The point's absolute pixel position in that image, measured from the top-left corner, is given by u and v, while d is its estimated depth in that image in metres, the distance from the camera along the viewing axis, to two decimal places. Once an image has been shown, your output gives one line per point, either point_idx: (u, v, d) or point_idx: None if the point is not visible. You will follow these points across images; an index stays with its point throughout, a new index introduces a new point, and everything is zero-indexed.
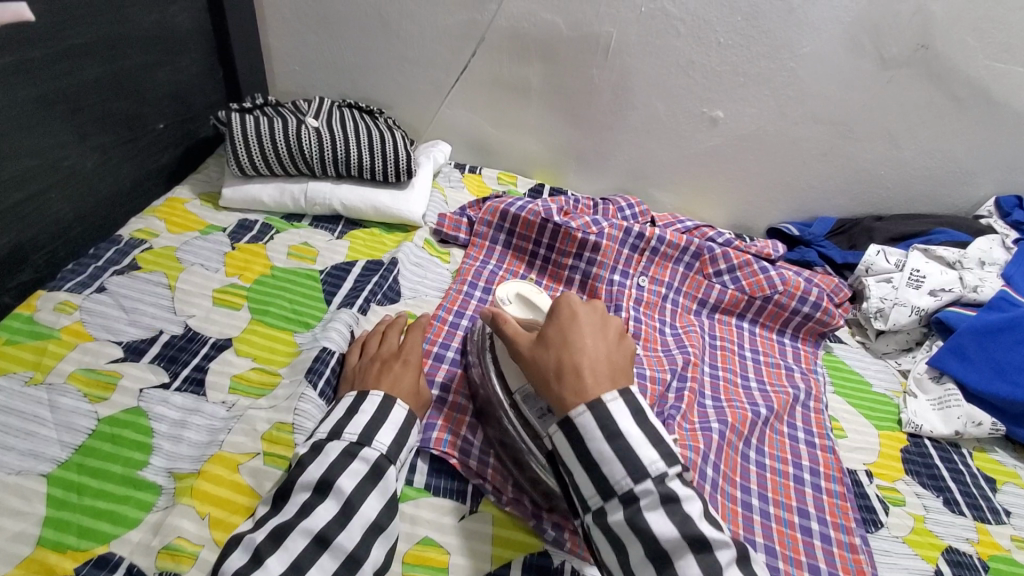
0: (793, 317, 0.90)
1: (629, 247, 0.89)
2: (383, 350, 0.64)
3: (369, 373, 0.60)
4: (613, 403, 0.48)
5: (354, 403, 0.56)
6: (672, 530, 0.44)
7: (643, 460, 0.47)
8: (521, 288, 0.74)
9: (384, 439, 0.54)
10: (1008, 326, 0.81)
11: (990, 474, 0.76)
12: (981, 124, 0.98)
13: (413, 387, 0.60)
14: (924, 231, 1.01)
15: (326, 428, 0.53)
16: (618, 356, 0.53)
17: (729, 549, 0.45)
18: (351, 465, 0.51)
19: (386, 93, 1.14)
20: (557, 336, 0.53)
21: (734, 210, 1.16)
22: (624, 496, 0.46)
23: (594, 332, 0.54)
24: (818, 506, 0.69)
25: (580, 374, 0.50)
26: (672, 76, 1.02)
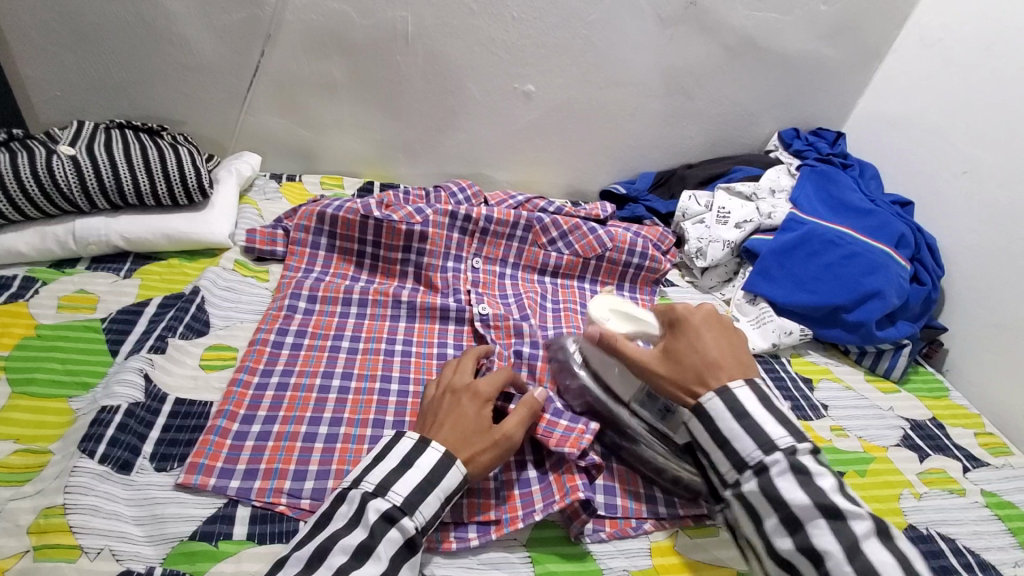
0: (627, 270, 0.94)
1: (458, 232, 0.88)
2: (455, 383, 0.61)
3: (437, 408, 0.59)
4: (740, 391, 0.54)
5: (410, 454, 0.53)
6: (803, 496, 0.50)
7: (771, 436, 0.52)
8: (611, 303, 0.73)
9: (428, 508, 0.51)
10: (799, 243, 0.91)
11: (807, 375, 0.86)
12: (754, 68, 1.09)
13: (477, 424, 0.56)
14: (727, 171, 1.11)
15: (374, 480, 0.51)
16: (738, 346, 0.59)
17: (865, 521, 0.49)
18: (388, 533, 0.49)
19: (174, 108, 1.01)
20: (686, 345, 0.58)
21: (566, 179, 1.20)
22: (756, 467, 0.52)
23: (716, 335, 0.59)
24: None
25: (714, 372, 0.56)
26: (477, 55, 1.01)
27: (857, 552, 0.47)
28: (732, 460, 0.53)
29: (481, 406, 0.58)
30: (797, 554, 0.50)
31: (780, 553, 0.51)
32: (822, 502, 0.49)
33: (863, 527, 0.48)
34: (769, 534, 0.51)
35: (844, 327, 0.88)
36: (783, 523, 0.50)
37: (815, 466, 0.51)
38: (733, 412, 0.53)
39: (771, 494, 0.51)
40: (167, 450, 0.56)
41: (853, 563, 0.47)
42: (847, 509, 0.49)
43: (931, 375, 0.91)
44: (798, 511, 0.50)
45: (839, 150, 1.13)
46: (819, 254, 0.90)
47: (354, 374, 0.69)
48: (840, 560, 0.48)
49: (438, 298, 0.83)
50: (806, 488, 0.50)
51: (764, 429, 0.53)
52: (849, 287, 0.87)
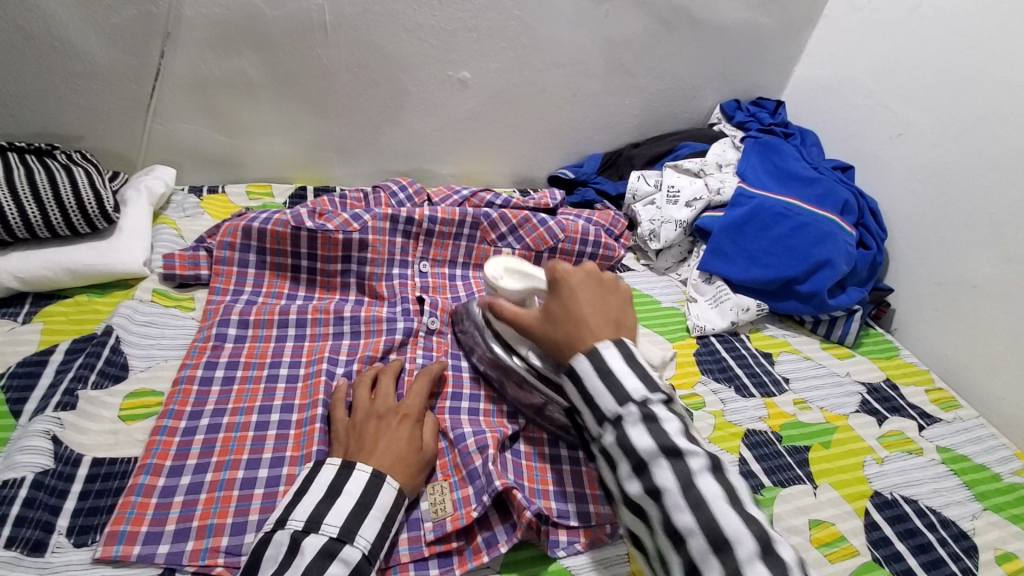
0: (581, 260, 0.91)
1: (401, 236, 0.82)
2: (377, 406, 0.59)
3: (364, 431, 0.56)
4: (607, 350, 0.50)
5: (334, 481, 0.50)
6: (652, 443, 0.45)
7: (627, 389, 0.48)
8: (508, 262, 0.70)
9: (368, 534, 0.48)
10: (749, 218, 0.91)
11: (767, 350, 0.86)
12: (691, 40, 1.07)
13: (411, 446, 0.56)
14: (674, 148, 1.10)
15: (303, 516, 0.48)
16: (611, 304, 0.56)
17: (700, 458, 0.45)
18: (329, 569, 0.45)
19: (66, 121, 0.90)
20: (560, 307, 0.55)
21: (512, 167, 1.15)
22: (614, 420, 0.47)
23: (589, 293, 0.56)
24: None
25: (583, 334, 0.53)
26: (405, 43, 0.95)
27: (692, 488, 0.44)
28: (596, 415, 0.49)
29: (416, 429, 0.58)
30: (645, 496, 0.45)
31: (631, 498, 0.46)
32: (667, 443, 0.45)
33: (699, 463, 0.44)
34: (621, 477, 0.46)
35: (797, 298, 0.89)
36: (634, 471, 0.45)
37: (662, 411, 0.47)
38: (597, 369, 0.49)
39: (624, 447, 0.46)
40: (86, 521, 0.50)
41: (689, 499, 0.43)
42: (686, 448, 0.45)
43: (882, 336, 0.93)
44: (646, 458, 0.45)
45: (779, 119, 1.13)
46: (769, 227, 0.90)
47: (296, 406, 0.63)
48: (680, 501, 0.44)
49: (385, 309, 0.78)
50: (653, 432, 0.46)
51: (625, 384, 0.48)
52: (799, 258, 0.88)
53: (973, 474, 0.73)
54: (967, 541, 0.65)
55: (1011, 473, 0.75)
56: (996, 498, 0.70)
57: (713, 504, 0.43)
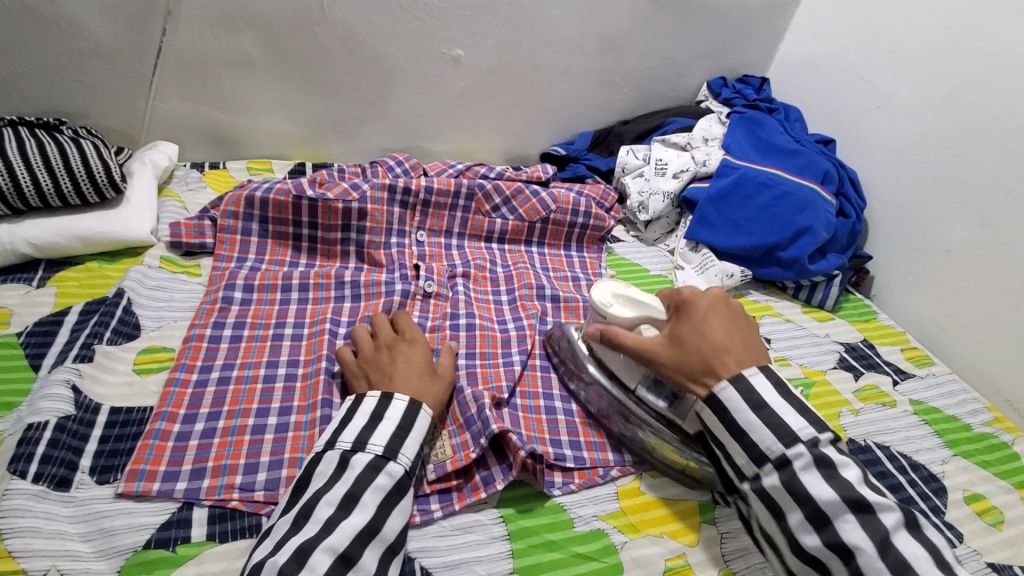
0: (572, 230, 0.95)
1: (398, 206, 0.85)
2: (381, 340, 0.63)
3: (379, 361, 0.61)
4: (754, 377, 0.55)
5: (376, 408, 0.55)
6: (832, 493, 0.50)
7: (794, 429, 0.53)
8: (615, 286, 0.68)
9: (409, 452, 0.53)
10: (733, 188, 0.94)
11: (750, 313, 0.90)
12: (678, 18, 1.10)
13: (428, 366, 0.61)
14: (662, 124, 1.13)
15: (349, 438, 0.53)
16: (742, 331, 0.60)
17: (894, 514, 0.49)
18: (377, 481, 0.51)
19: (71, 99, 0.92)
20: (688, 330, 0.59)
21: (504, 145, 1.18)
22: (780, 462, 0.52)
23: (721, 321, 0.60)
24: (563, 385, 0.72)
25: (721, 358, 0.57)
26: (399, 20, 0.97)
27: (887, 546, 0.48)
28: (752, 455, 0.54)
29: (425, 351, 0.63)
30: (827, 550, 0.50)
31: (807, 550, 0.51)
32: (848, 494, 0.50)
33: (892, 519, 0.49)
34: (794, 529, 0.52)
35: (779, 264, 0.92)
36: (810, 519, 0.50)
37: (839, 459, 0.52)
38: (751, 404, 0.54)
39: (796, 489, 0.51)
40: (108, 461, 0.54)
41: (883, 557, 0.47)
42: (876, 502, 0.49)
43: (861, 301, 0.97)
44: (827, 507, 0.50)
45: (764, 95, 1.16)
46: (753, 197, 0.94)
47: (301, 361, 0.66)
48: (872, 555, 0.48)
49: (384, 275, 0.81)
50: (835, 484, 0.50)
51: (785, 420, 0.53)
52: (781, 226, 0.91)
53: (944, 424, 0.77)
54: (936, 483, 0.69)
55: (980, 424, 0.79)
56: (965, 445, 0.75)
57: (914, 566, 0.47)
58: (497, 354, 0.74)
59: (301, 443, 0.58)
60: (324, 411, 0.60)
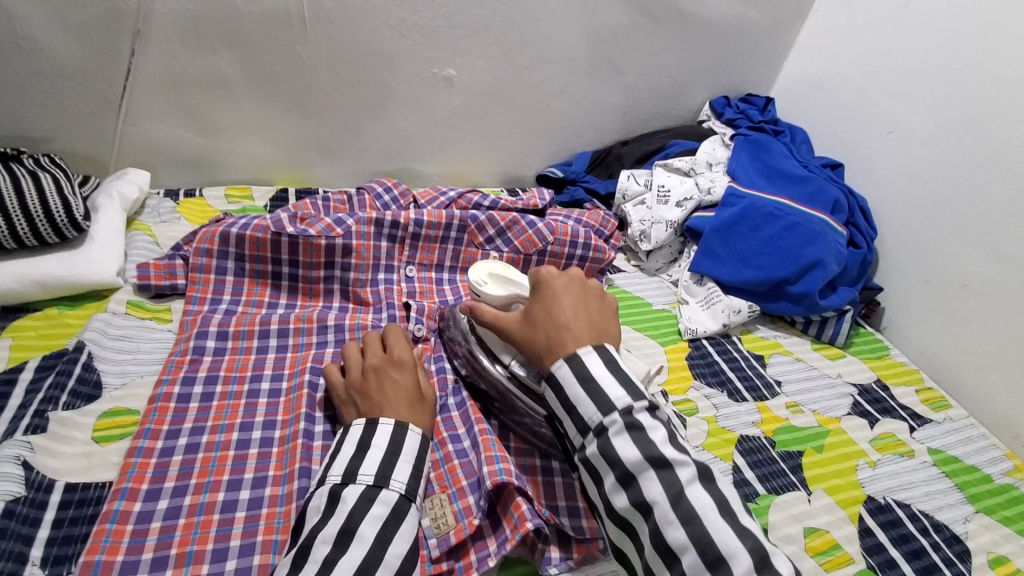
0: (570, 263, 0.90)
1: (386, 240, 0.80)
2: (369, 360, 0.59)
3: (366, 386, 0.57)
4: (588, 356, 0.51)
5: (364, 436, 0.52)
6: (636, 453, 0.47)
7: (611, 398, 0.49)
8: (493, 268, 0.72)
9: (402, 476, 0.50)
10: (740, 218, 0.90)
11: (758, 352, 0.85)
12: (680, 36, 1.05)
13: (416, 391, 0.58)
14: (663, 146, 1.08)
15: (339, 471, 0.50)
16: (595, 313, 0.56)
17: (687, 468, 0.46)
18: (371, 510, 0.48)
19: (33, 124, 0.86)
20: (542, 311, 0.56)
21: (499, 167, 1.13)
22: (597, 430, 0.49)
23: (573, 301, 0.56)
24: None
25: (561, 340, 0.53)
26: (387, 39, 0.92)
27: (680, 498, 0.45)
28: (578, 426, 0.50)
29: (415, 375, 0.59)
30: (632, 511, 0.46)
31: (617, 511, 0.47)
32: (654, 459, 0.46)
33: (687, 473, 0.46)
34: (608, 494, 0.48)
35: (789, 299, 0.88)
36: (619, 481, 0.47)
37: (647, 421, 0.49)
38: (580, 378, 0.50)
39: (612, 458, 0.47)
40: (61, 551, 0.48)
41: (676, 510, 0.44)
42: (673, 458, 0.46)
43: (872, 336, 0.93)
44: (631, 467, 0.46)
45: (769, 116, 1.12)
46: (760, 228, 0.89)
47: (278, 422, 0.61)
48: (665, 509, 0.45)
49: (370, 317, 0.76)
50: (639, 443, 0.47)
51: (606, 393, 0.49)
52: (790, 259, 0.87)
53: (964, 475, 0.73)
54: (960, 546, 0.65)
55: (1000, 474, 0.75)
56: (987, 499, 0.71)
57: (703, 519, 0.44)
58: None
59: (275, 523, 0.53)
60: (301, 482, 0.55)
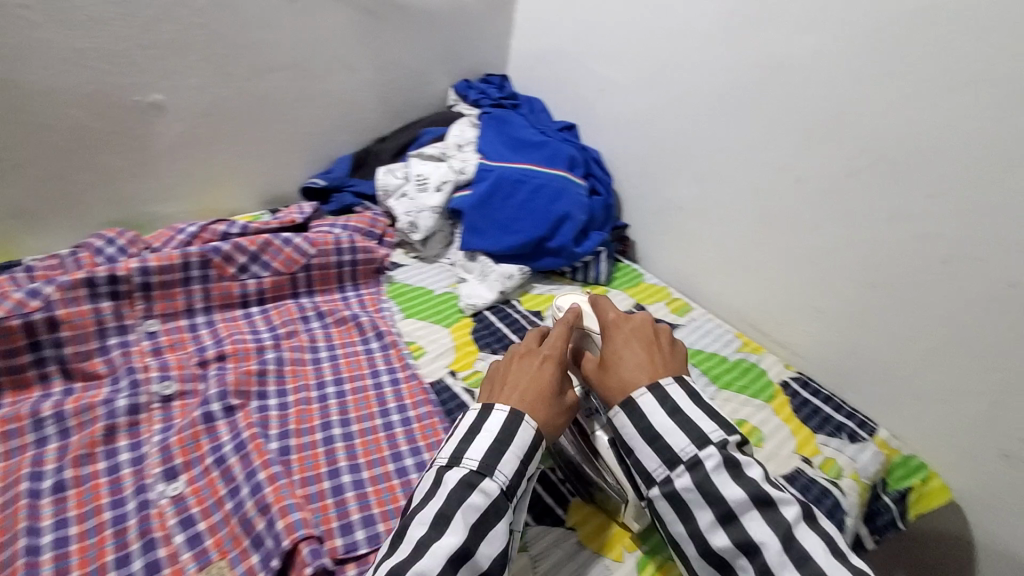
0: (342, 271, 0.88)
1: (108, 300, 0.70)
2: (518, 348, 0.63)
3: (507, 368, 0.61)
4: (670, 387, 0.57)
5: (476, 420, 0.55)
6: (740, 492, 0.51)
7: (704, 431, 0.54)
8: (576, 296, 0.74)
9: (504, 469, 0.52)
10: (492, 190, 0.95)
11: (535, 309, 0.92)
12: (405, 28, 1.07)
13: (553, 382, 0.59)
14: (416, 136, 1.10)
15: (446, 454, 0.53)
16: (663, 354, 0.61)
17: (792, 507, 0.51)
18: (468, 498, 0.49)
19: None
20: (617, 348, 0.61)
21: (253, 189, 1.05)
22: (690, 462, 0.53)
23: (642, 347, 0.61)
24: (349, 455, 0.65)
25: (618, 366, 0.60)
26: (62, 72, 0.79)
27: (789, 538, 0.49)
28: (664, 456, 0.54)
29: (550, 364, 0.60)
30: (733, 549, 0.51)
31: (714, 549, 0.51)
32: (689, 428, 0.54)
33: (793, 513, 0.51)
34: (704, 531, 0.52)
35: (552, 253, 0.96)
36: (719, 518, 0.51)
37: (743, 458, 0.54)
38: (665, 408, 0.56)
39: (705, 488, 0.52)
40: None
41: (787, 553, 0.49)
42: (778, 498, 0.51)
43: (628, 268, 1.06)
44: (734, 506, 0.51)
45: (507, 92, 1.20)
46: (512, 195, 0.96)
47: None
48: (776, 550, 0.49)
49: (105, 390, 0.66)
50: (742, 483, 0.51)
51: (694, 423, 0.55)
52: (542, 217, 0.95)
53: (706, 362, 0.88)
54: None
55: (732, 352, 0.91)
56: (723, 376, 0.86)
57: (813, 557, 0.48)
58: (315, 426, 0.68)
59: None
60: None
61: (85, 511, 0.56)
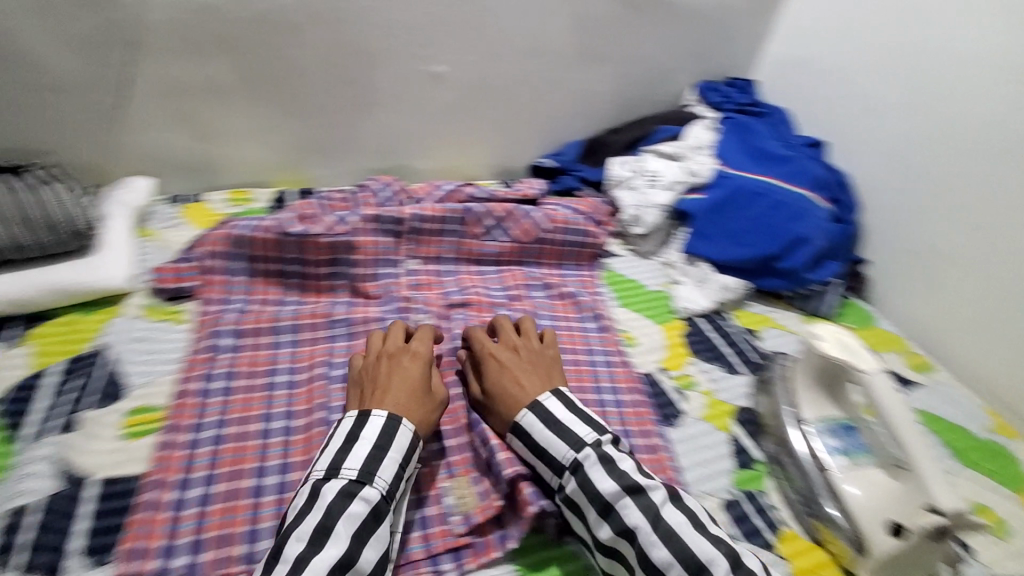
0: (566, 248, 0.92)
1: (388, 235, 0.83)
2: (384, 348, 0.66)
3: (380, 369, 0.63)
4: (549, 401, 0.61)
5: (353, 428, 0.56)
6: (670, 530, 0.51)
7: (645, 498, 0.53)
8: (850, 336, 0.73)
9: (385, 474, 0.53)
10: (726, 199, 0.94)
11: (751, 327, 0.89)
12: (663, 25, 1.08)
13: (419, 388, 0.61)
14: (650, 131, 1.11)
15: (324, 466, 0.53)
16: (534, 369, 0.67)
17: None
18: (349, 508, 0.50)
19: (31, 135, 0.87)
20: (496, 367, 0.66)
21: (492, 158, 1.15)
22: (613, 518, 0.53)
23: (514, 371, 0.66)
24: (621, 419, 0.71)
25: (504, 378, 0.65)
26: (380, 38, 0.94)
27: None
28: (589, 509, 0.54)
29: (424, 370, 0.64)
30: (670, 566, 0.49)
31: (654, 563, 0.50)
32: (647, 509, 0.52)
33: None
34: (643, 543, 0.51)
35: (778, 274, 0.91)
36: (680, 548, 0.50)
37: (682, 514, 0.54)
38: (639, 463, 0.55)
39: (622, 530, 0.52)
40: (102, 539, 0.51)
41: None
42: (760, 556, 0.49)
43: (858, 307, 0.97)
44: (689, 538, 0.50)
45: (753, 99, 1.15)
46: (746, 207, 0.93)
47: (297, 411, 0.64)
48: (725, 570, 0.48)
49: (377, 308, 0.78)
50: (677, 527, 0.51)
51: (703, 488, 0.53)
52: (777, 236, 0.91)
53: (952, 435, 0.77)
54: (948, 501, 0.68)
55: (982, 429, 0.80)
56: (972, 455, 0.75)
57: None
58: None
59: None
60: None
61: None
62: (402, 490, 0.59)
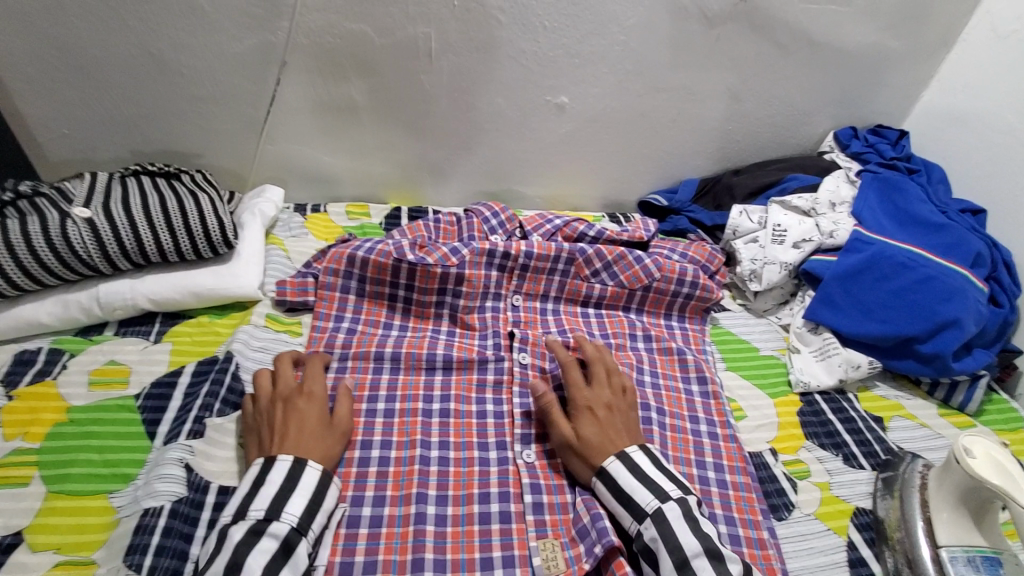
0: (675, 300, 0.87)
1: (496, 269, 0.82)
2: (276, 391, 0.63)
3: (274, 421, 0.60)
4: (637, 454, 0.60)
5: (260, 474, 0.55)
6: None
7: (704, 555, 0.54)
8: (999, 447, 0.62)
9: (294, 510, 0.53)
10: (865, 267, 0.84)
11: (878, 414, 0.80)
12: (808, 65, 1.00)
13: (322, 426, 0.60)
14: (779, 179, 1.03)
15: (263, 506, 0.52)
16: (615, 419, 0.64)
17: None
18: (258, 544, 0.50)
19: (186, 140, 0.96)
20: (592, 424, 0.63)
21: (601, 190, 1.12)
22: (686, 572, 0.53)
23: (600, 420, 0.63)
24: (725, 505, 0.66)
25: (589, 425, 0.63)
26: (508, 68, 0.94)
27: None
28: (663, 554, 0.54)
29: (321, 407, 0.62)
30: None
31: None
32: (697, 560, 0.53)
33: None
34: None
35: (917, 357, 0.81)
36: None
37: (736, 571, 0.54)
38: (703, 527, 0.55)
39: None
40: None
41: None
42: None
43: (1006, 403, 0.84)
44: None
45: (903, 152, 1.03)
46: (888, 279, 0.83)
47: (394, 441, 0.66)
48: None
49: (476, 342, 0.78)
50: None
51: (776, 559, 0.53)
52: (922, 316, 0.80)
53: None
54: None
55: None
56: None
57: None
58: None
59: (394, 543, 0.58)
60: (418, 507, 0.61)
61: (459, 441, 0.68)
62: (491, 545, 0.60)
